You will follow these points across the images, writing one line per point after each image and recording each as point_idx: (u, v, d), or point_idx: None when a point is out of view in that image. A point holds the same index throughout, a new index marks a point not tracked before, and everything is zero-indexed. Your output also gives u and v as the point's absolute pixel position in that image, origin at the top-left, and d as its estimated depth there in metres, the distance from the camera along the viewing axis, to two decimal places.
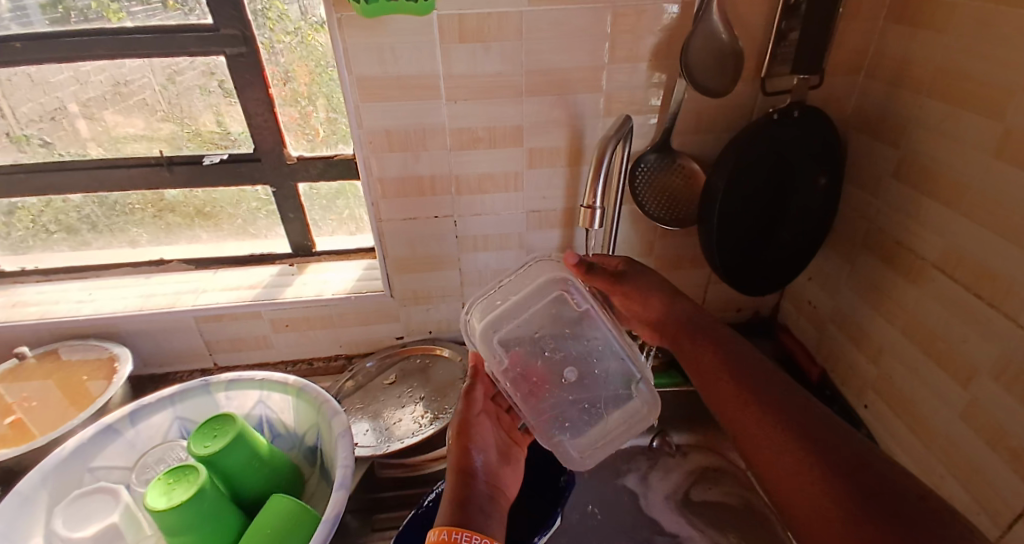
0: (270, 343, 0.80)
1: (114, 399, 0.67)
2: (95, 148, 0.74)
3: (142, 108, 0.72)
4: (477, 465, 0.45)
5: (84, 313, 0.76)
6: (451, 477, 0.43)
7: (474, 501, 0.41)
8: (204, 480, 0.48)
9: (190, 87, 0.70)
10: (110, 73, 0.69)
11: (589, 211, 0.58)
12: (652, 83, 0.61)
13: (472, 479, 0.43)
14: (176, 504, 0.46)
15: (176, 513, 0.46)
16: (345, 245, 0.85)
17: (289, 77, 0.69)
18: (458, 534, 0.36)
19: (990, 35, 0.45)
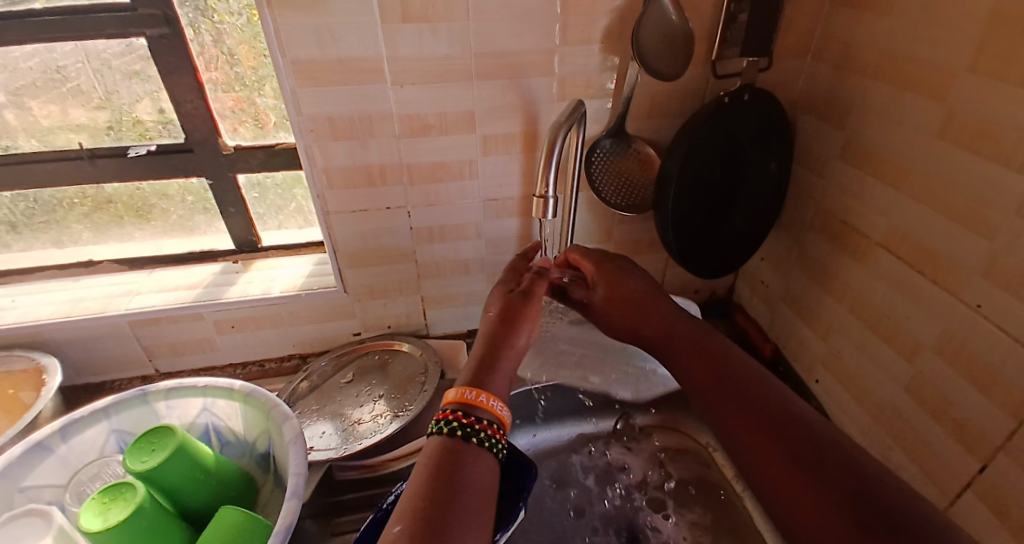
0: (216, 345, 0.75)
1: (43, 413, 0.62)
2: (28, 139, 0.67)
3: (76, 95, 0.65)
4: (516, 344, 0.48)
5: (7, 321, 0.69)
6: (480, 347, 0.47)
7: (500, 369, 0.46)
8: (143, 497, 0.45)
9: (122, 73, 0.64)
10: (42, 59, 0.62)
11: (543, 201, 0.56)
12: (606, 67, 0.60)
13: (507, 353, 0.47)
14: (113, 525, 0.43)
15: (113, 534, 0.43)
16: (294, 239, 0.81)
17: (230, 60, 0.64)
18: (491, 400, 0.42)
19: (933, 19, 0.46)
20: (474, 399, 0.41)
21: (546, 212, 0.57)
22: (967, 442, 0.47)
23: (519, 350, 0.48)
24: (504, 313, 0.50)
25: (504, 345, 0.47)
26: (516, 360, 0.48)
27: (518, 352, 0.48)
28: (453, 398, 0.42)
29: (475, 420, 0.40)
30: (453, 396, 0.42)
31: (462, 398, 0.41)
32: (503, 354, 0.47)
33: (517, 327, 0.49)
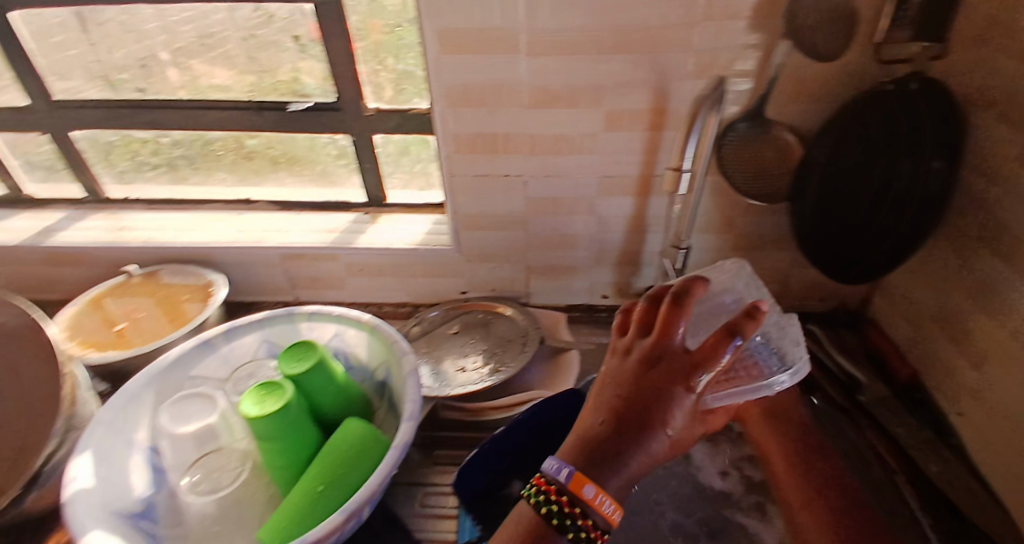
0: (345, 285, 0.85)
1: (211, 319, 0.74)
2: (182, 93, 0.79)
3: (223, 60, 0.76)
4: (658, 438, 0.38)
5: (184, 241, 0.83)
6: (612, 424, 0.39)
7: (620, 461, 0.38)
8: (291, 396, 0.53)
9: (270, 43, 0.74)
10: (197, 23, 0.73)
11: (675, 173, 0.62)
12: (748, 45, 0.58)
13: (641, 449, 0.38)
14: (268, 412, 0.50)
15: (266, 421, 0.50)
16: (414, 199, 0.88)
17: (361, 35, 0.71)
18: (595, 507, 0.36)
19: None
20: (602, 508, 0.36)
21: (677, 185, 0.63)
22: None
23: (664, 442, 0.39)
24: (642, 400, 0.39)
25: (639, 441, 0.38)
26: (655, 455, 0.39)
27: (659, 446, 0.39)
28: (585, 498, 0.36)
29: (584, 521, 0.36)
30: (581, 483, 0.37)
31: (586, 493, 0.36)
32: (633, 451, 0.38)
33: (665, 417, 0.38)
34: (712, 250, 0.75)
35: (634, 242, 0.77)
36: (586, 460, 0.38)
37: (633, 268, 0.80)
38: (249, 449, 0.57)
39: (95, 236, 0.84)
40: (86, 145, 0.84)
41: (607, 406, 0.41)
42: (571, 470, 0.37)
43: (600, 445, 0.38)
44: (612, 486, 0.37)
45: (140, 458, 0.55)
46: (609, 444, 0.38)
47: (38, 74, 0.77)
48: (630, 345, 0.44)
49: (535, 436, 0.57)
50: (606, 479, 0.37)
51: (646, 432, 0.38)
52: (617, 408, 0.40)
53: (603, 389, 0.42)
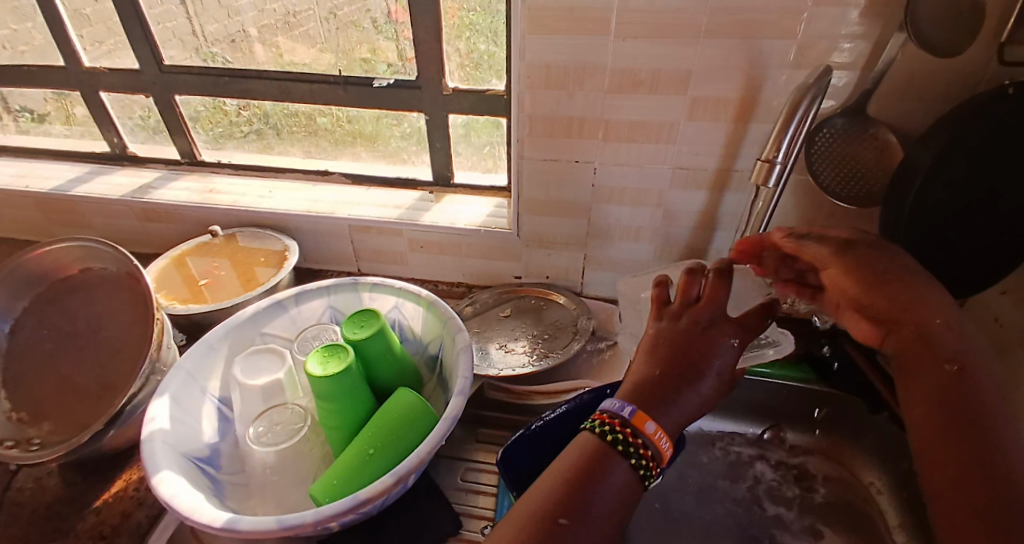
0: (405, 260, 0.87)
1: (282, 281, 0.79)
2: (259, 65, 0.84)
3: (304, 38, 0.80)
4: (704, 378, 0.40)
5: (264, 206, 0.88)
6: (659, 367, 0.40)
7: (675, 400, 0.39)
8: (351, 360, 0.55)
9: (349, 23, 0.77)
10: (284, 4, 0.79)
11: (767, 165, 0.54)
12: (857, 35, 0.53)
13: (690, 388, 0.39)
14: (329, 374, 0.53)
15: (327, 381, 0.53)
16: (480, 181, 0.89)
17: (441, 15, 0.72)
18: (654, 435, 0.37)
19: None
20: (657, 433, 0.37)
21: (767, 178, 0.55)
22: None
23: (711, 385, 0.41)
24: (693, 351, 0.41)
25: (689, 385, 0.39)
26: (702, 396, 0.40)
27: (706, 387, 0.40)
28: (647, 432, 0.37)
29: (640, 447, 0.36)
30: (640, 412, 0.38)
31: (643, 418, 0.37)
32: (686, 395, 0.39)
33: (710, 367, 0.40)
34: None
35: (701, 239, 0.74)
36: (643, 403, 0.38)
37: None
38: (309, 406, 0.60)
39: (186, 196, 0.91)
40: (188, 109, 0.91)
41: (659, 357, 0.41)
42: (635, 407, 0.38)
43: (654, 390, 0.39)
44: (667, 419, 0.38)
45: (211, 405, 0.60)
46: (662, 387, 0.39)
47: (151, 41, 0.83)
48: (674, 308, 0.45)
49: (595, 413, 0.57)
50: (661, 419, 0.38)
51: (698, 380, 0.40)
52: (668, 359, 0.41)
53: (653, 344, 0.43)
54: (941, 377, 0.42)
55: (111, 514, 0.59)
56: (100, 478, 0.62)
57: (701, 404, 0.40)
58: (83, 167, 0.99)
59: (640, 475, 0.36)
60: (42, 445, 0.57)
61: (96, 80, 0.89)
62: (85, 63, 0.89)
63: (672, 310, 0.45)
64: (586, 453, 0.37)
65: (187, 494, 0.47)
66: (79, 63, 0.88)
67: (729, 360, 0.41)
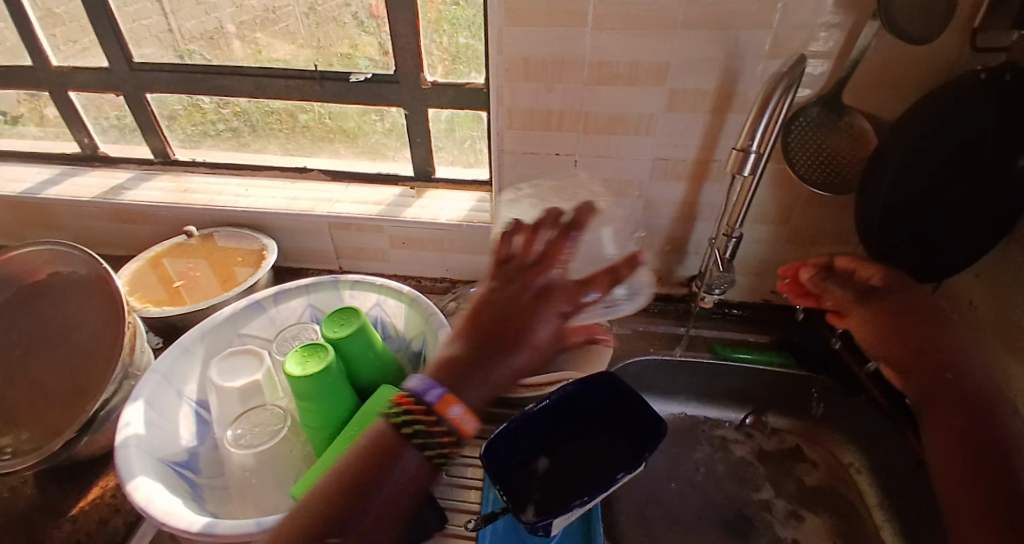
0: (387, 257, 0.86)
1: (261, 281, 0.77)
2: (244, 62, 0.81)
3: (284, 35, 0.78)
4: (527, 344, 0.40)
5: (241, 204, 0.86)
6: (469, 335, 0.40)
7: (480, 369, 0.39)
8: (331, 359, 0.54)
9: (329, 18, 0.75)
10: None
11: (741, 155, 0.54)
12: (832, 25, 0.54)
13: (509, 356, 0.39)
14: (308, 373, 0.52)
15: (306, 381, 0.52)
16: (461, 176, 0.88)
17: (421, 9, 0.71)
18: (448, 416, 0.36)
19: None
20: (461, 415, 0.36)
21: (741, 168, 0.55)
22: None
23: (535, 351, 0.40)
24: (513, 317, 0.40)
25: (503, 353, 0.39)
26: (524, 365, 0.40)
27: (530, 353, 0.40)
28: (448, 415, 0.36)
29: (434, 428, 0.36)
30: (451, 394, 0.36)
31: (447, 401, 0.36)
32: (499, 359, 0.39)
33: (533, 334, 0.40)
34: (765, 243, 0.71)
35: (682, 230, 0.74)
36: (456, 378, 0.38)
37: (679, 256, 0.77)
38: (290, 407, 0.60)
39: (161, 196, 0.89)
40: (161, 106, 0.88)
41: (485, 325, 0.40)
42: (441, 390, 0.36)
43: (463, 361, 0.39)
44: (468, 391, 0.37)
45: (188, 408, 0.59)
46: (477, 358, 0.39)
47: (121, 38, 0.81)
48: (512, 263, 0.45)
49: (572, 404, 0.58)
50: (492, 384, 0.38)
51: (521, 338, 0.40)
52: (487, 324, 0.40)
53: (479, 310, 0.42)
54: (962, 405, 0.50)
55: (87, 523, 0.58)
56: (75, 486, 0.61)
57: (517, 375, 0.40)
58: (54, 169, 0.97)
59: (436, 453, 0.36)
60: (14, 453, 0.56)
61: (65, 78, 0.87)
62: (55, 62, 0.86)
63: (510, 269, 0.45)
64: (375, 441, 0.37)
65: (162, 499, 0.46)
66: (47, 61, 0.86)
67: (548, 324, 0.41)
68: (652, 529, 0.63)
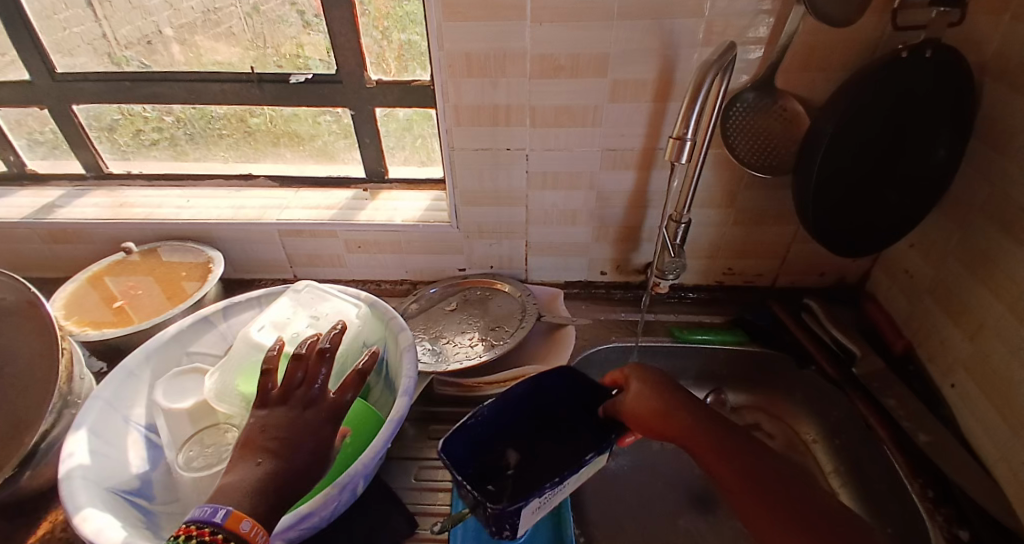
0: (343, 261, 0.84)
1: (208, 296, 0.74)
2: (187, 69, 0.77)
3: (228, 36, 0.75)
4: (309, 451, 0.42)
5: (183, 217, 0.83)
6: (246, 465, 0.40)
7: (281, 488, 0.39)
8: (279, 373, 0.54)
9: (272, 17, 0.72)
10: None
11: (678, 143, 0.54)
12: (761, 10, 0.55)
13: (291, 471, 0.41)
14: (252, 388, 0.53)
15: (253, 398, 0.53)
16: (415, 175, 0.87)
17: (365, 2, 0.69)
18: (241, 526, 0.34)
19: None
20: (247, 528, 0.34)
21: (679, 156, 0.55)
22: None
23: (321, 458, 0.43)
24: (288, 432, 0.42)
25: (289, 470, 0.41)
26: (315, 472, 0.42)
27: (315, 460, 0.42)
28: (239, 528, 0.34)
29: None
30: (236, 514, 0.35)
31: (236, 516, 0.35)
32: (288, 479, 0.40)
33: (309, 440, 0.43)
34: (713, 226, 0.73)
35: (634, 218, 0.75)
36: (252, 497, 0.38)
37: (634, 244, 0.78)
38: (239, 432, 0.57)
39: (95, 213, 0.84)
40: (88, 118, 0.83)
41: (262, 446, 0.41)
42: (229, 509, 0.35)
43: (257, 487, 0.38)
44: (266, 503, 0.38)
45: (137, 434, 0.56)
46: (267, 484, 0.39)
47: (41, 46, 0.76)
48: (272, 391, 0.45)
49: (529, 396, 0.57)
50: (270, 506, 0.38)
51: (291, 454, 0.41)
52: (264, 444, 0.41)
53: (250, 437, 0.43)
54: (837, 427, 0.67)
55: None
56: (16, 526, 0.57)
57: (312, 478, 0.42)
58: None
59: None
60: None
61: None
62: None
63: (273, 392, 0.45)
64: None
65: (119, 529, 0.44)
66: None
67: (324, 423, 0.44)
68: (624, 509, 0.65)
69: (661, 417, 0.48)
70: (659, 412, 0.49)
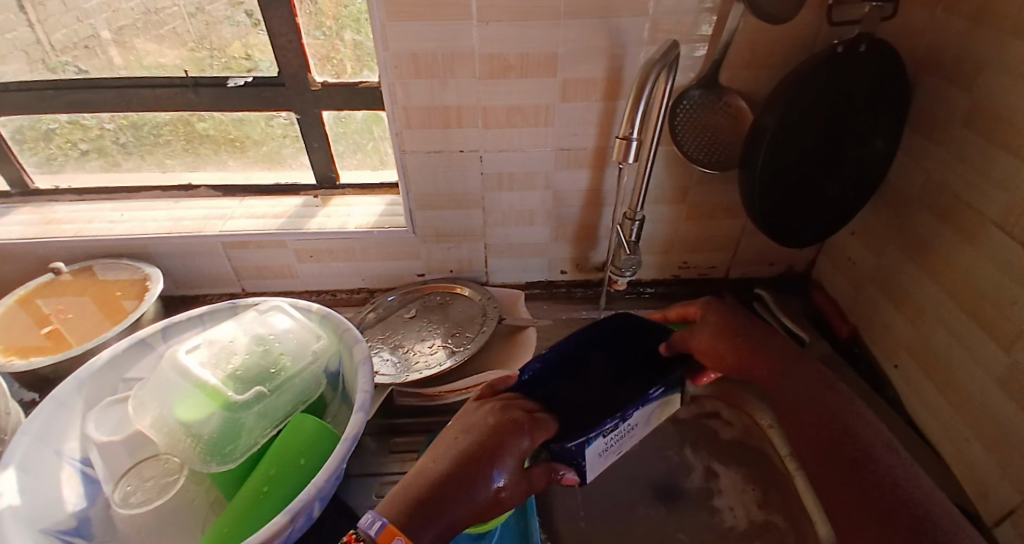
0: (295, 272, 0.81)
1: (147, 315, 0.70)
2: (132, 71, 0.72)
3: (172, 38, 0.70)
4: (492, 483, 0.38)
5: (117, 232, 0.77)
6: (439, 469, 0.38)
7: (446, 501, 0.37)
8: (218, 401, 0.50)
9: (219, 19, 0.68)
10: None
11: (624, 143, 0.54)
12: (704, 8, 0.56)
13: (467, 492, 0.37)
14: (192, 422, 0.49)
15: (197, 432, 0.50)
16: (369, 179, 0.84)
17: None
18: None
19: None
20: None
21: (626, 156, 0.55)
22: None
23: (490, 500, 0.38)
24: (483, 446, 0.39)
25: (466, 489, 0.37)
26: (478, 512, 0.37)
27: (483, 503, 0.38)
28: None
29: None
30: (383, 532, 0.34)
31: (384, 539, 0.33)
32: (456, 503, 0.36)
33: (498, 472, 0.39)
34: (667, 222, 0.74)
35: (591, 216, 0.75)
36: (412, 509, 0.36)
37: (592, 242, 0.78)
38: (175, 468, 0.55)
39: (20, 231, 0.78)
40: (14, 130, 0.76)
41: (456, 445, 0.40)
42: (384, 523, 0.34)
43: (437, 494, 0.37)
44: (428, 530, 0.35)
45: (72, 469, 0.52)
46: (445, 490, 0.37)
47: None
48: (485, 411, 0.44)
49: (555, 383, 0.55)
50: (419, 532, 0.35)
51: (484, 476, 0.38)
52: (463, 452, 0.39)
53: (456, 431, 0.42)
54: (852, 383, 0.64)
55: None
56: None
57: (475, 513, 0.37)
58: None
59: None
60: None
61: None
62: None
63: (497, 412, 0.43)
64: None
65: None
66: None
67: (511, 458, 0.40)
68: (589, 509, 0.65)
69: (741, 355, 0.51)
70: (739, 351, 0.51)
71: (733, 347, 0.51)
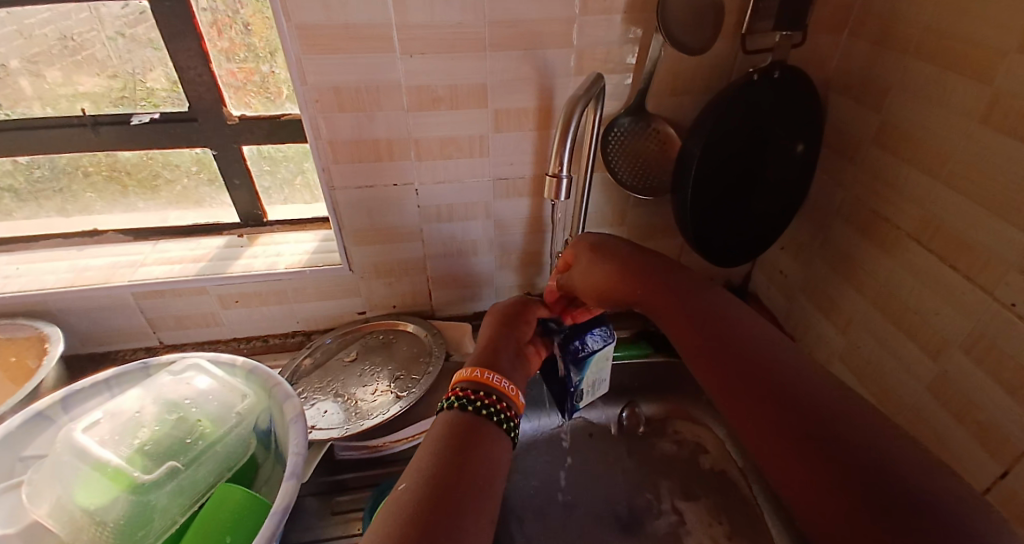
0: (220, 320, 0.75)
1: (45, 382, 0.62)
2: (41, 107, 0.65)
3: (91, 65, 0.63)
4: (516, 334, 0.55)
5: (9, 289, 0.68)
6: (485, 340, 0.53)
7: (504, 350, 0.51)
8: (124, 481, 0.45)
9: (145, 42, 0.62)
10: (56, 25, 0.61)
11: (555, 180, 0.54)
12: (627, 39, 0.57)
13: (507, 342, 0.53)
14: (91, 508, 0.44)
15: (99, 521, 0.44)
16: (299, 214, 0.80)
17: (237, 28, 0.62)
18: (482, 371, 0.45)
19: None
20: (477, 375, 0.44)
21: (558, 193, 0.55)
22: (990, 446, 0.45)
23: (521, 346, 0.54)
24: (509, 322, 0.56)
25: (508, 339, 0.53)
26: (520, 351, 0.53)
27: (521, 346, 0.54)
28: (486, 384, 0.44)
29: (476, 393, 0.43)
30: (458, 377, 0.45)
31: (462, 375, 0.45)
32: (506, 346, 0.52)
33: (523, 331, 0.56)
34: None
35: (534, 242, 0.74)
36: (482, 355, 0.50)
37: (537, 268, 0.77)
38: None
39: None
40: None
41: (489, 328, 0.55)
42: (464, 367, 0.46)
43: (491, 348, 0.51)
44: (502, 365, 0.49)
45: None
46: (495, 345, 0.52)
47: None
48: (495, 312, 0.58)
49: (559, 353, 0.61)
50: (503, 372, 0.48)
51: (516, 332, 0.55)
52: (495, 332, 0.54)
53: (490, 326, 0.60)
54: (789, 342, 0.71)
55: None
56: None
57: (520, 352, 0.53)
58: None
59: (497, 418, 0.41)
60: None
61: None
62: None
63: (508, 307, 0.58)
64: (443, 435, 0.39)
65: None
66: None
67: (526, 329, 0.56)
68: None
69: (626, 274, 0.51)
70: (619, 271, 0.52)
71: (620, 273, 0.52)
